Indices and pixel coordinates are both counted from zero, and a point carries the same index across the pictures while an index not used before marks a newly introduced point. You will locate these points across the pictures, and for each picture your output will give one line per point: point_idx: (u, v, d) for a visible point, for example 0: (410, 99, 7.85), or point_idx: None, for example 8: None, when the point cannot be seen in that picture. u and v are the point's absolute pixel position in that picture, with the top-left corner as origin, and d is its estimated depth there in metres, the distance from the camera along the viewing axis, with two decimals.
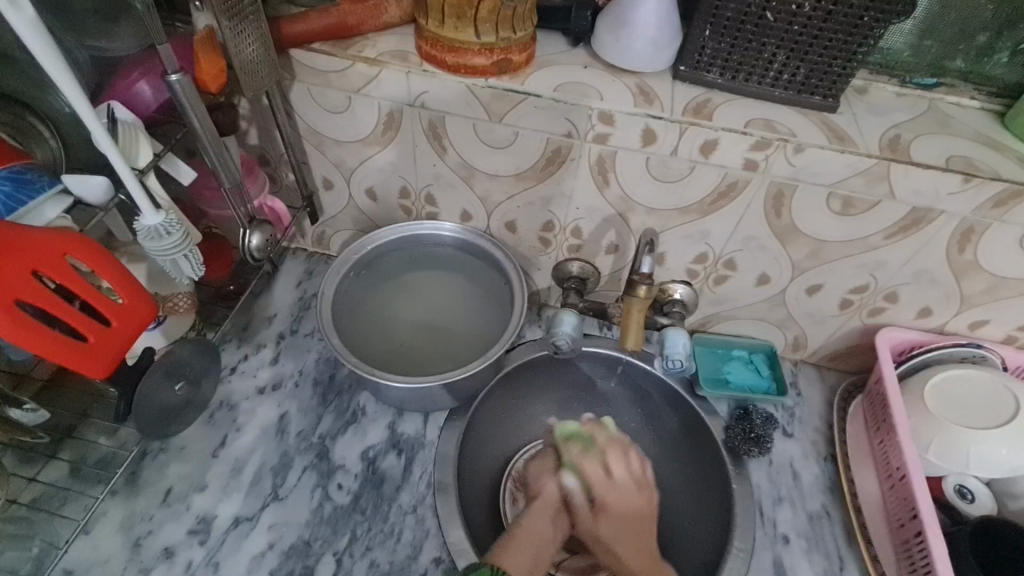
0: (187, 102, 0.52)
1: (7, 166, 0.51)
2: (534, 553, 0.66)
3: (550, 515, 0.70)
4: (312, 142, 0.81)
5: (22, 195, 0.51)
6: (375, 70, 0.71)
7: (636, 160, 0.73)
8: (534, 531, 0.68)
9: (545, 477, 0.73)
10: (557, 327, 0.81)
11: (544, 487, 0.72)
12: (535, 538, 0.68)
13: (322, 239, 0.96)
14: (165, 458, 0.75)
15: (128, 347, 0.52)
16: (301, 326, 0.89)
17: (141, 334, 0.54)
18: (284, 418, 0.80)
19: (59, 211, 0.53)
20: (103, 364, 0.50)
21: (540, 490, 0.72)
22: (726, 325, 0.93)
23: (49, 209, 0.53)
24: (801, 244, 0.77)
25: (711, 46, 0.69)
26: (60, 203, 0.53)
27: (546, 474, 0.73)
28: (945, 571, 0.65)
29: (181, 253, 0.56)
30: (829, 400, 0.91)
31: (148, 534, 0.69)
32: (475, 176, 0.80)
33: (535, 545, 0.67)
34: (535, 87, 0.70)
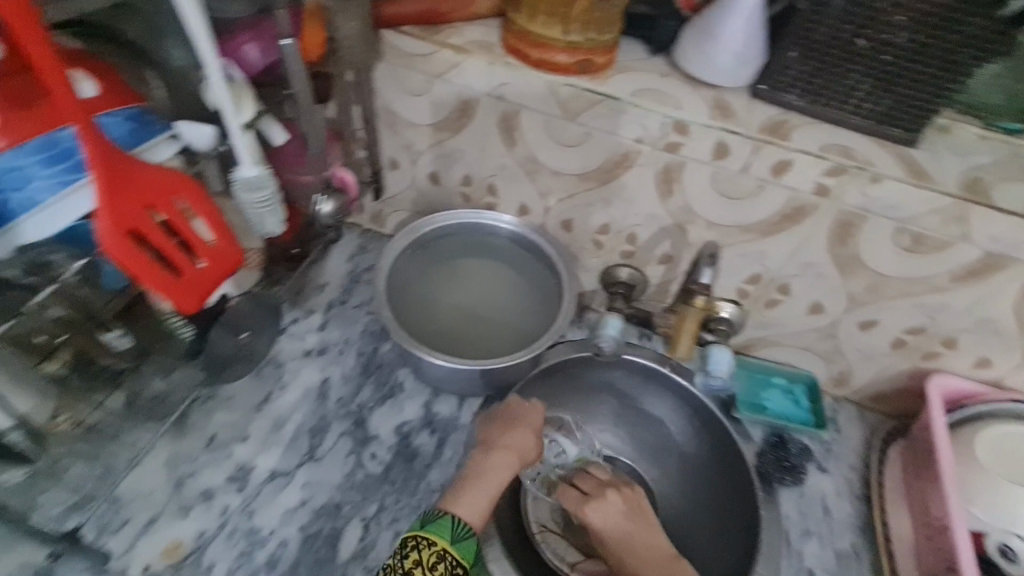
0: (293, 66, 0.55)
1: (130, 107, 0.55)
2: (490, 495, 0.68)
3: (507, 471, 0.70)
4: (386, 121, 0.84)
5: (142, 135, 0.56)
6: (460, 58, 0.73)
7: (704, 173, 0.73)
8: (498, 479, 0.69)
9: (521, 429, 0.73)
10: (602, 329, 0.83)
11: (512, 440, 0.72)
12: (487, 483, 0.69)
13: (378, 217, 0.99)
14: (211, 405, 0.78)
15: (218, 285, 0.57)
16: (350, 298, 0.92)
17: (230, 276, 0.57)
18: (325, 383, 0.83)
19: (170, 152, 0.59)
20: (194, 301, 0.54)
21: (505, 440, 0.72)
22: (768, 351, 0.92)
23: (164, 150, 0.58)
24: (861, 277, 0.76)
25: (794, 67, 0.69)
26: (173, 145, 0.59)
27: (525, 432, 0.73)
28: None
29: (270, 208, 0.59)
30: (868, 440, 0.89)
31: (191, 474, 0.73)
32: (540, 171, 0.82)
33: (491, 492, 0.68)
34: (614, 89, 0.71)
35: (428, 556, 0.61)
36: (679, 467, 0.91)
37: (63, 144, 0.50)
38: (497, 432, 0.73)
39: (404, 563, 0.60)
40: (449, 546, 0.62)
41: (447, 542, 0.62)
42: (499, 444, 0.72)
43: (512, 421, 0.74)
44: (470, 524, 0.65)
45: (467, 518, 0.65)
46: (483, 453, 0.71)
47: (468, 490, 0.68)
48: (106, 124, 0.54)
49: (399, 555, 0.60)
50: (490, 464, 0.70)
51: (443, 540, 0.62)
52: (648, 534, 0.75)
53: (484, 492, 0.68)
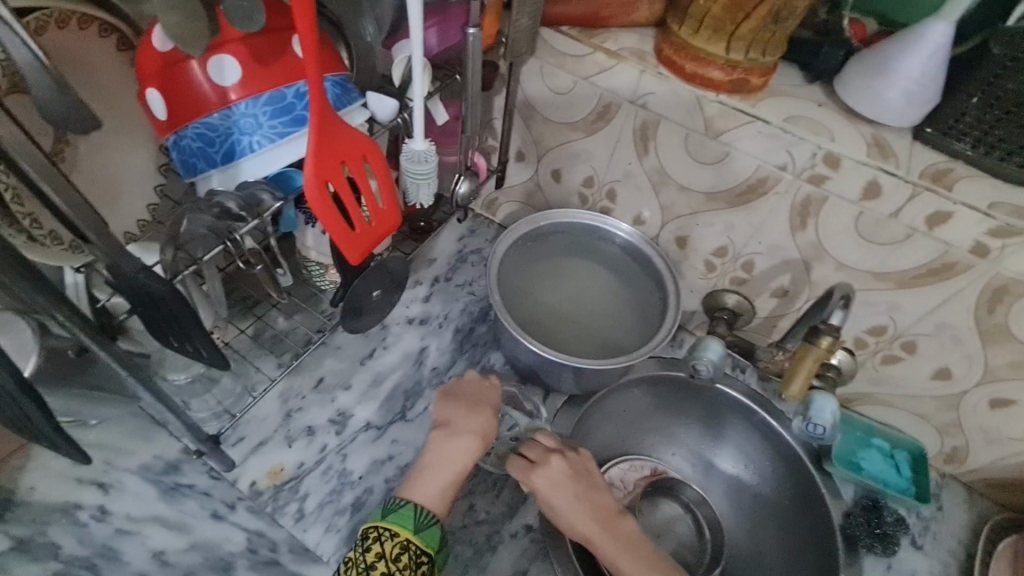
0: (472, 54, 0.58)
1: (336, 73, 0.57)
2: (446, 481, 0.67)
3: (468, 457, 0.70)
4: (523, 114, 0.87)
5: (343, 100, 0.58)
6: (612, 62, 0.74)
7: (846, 212, 0.70)
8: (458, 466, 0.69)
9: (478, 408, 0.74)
10: (701, 352, 0.80)
11: (465, 421, 0.72)
12: (445, 471, 0.68)
13: (492, 204, 1.03)
14: (323, 351, 0.85)
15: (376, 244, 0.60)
16: (455, 276, 0.97)
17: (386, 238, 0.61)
18: (424, 351, 0.88)
19: (361, 119, 0.60)
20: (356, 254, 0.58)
21: (462, 426, 0.72)
22: (873, 409, 0.87)
23: (356, 117, 0.60)
24: (1006, 350, 0.70)
25: (973, 114, 0.64)
26: (363, 114, 0.60)
27: (481, 410, 0.74)
28: None
29: (428, 181, 0.63)
30: (973, 527, 0.82)
31: (298, 409, 0.80)
32: (666, 184, 0.81)
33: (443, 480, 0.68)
34: (765, 112, 0.69)
35: (389, 548, 0.60)
36: (754, 509, 0.87)
37: (288, 100, 0.57)
38: (458, 417, 0.73)
39: (367, 556, 0.60)
40: (411, 537, 0.62)
41: (410, 531, 0.62)
42: (459, 428, 0.72)
43: (470, 400, 0.75)
44: (433, 512, 0.65)
45: (433, 510, 0.65)
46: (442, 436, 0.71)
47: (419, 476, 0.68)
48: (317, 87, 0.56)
49: (363, 548, 0.59)
50: (450, 449, 0.70)
51: (405, 530, 0.62)
52: (583, 505, 0.69)
53: (440, 479, 0.67)
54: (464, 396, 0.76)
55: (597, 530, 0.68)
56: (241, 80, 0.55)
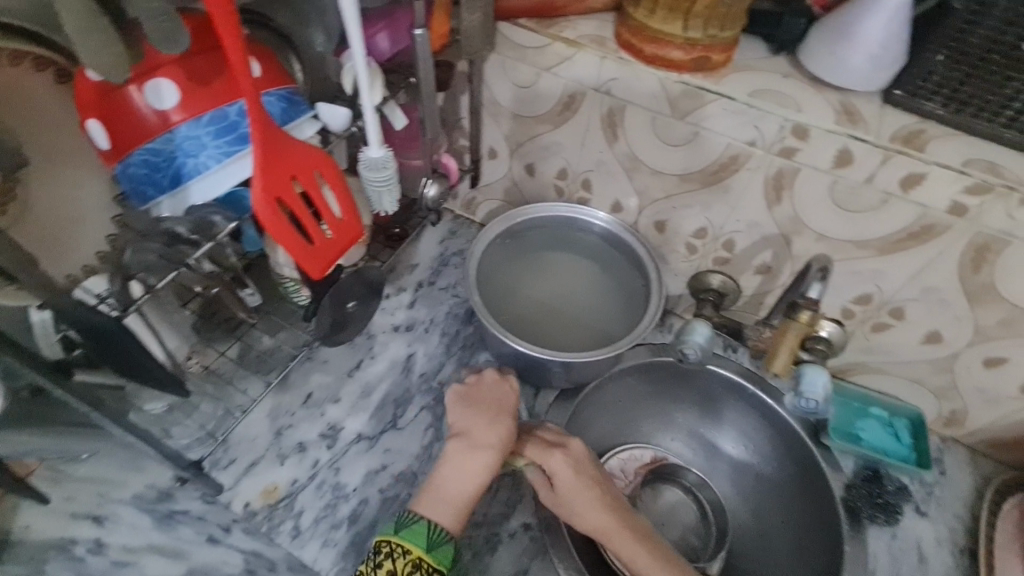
0: (422, 55, 0.57)
1: (284, 87, 0.58)
2: (459, 501, 0.69)
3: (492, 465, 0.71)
4: (490, 111, 0.86)
5: (292, 113, 0.58)
6: (571, 51, 0.73)
7: (820, 182, 0.69)
8: (475, 475, 0.70)
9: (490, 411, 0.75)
10: (687, 335, 0.80)
11: (482, 430, 0.72)
12: (461, 488, 0.69)
13: (470, 204, 1.03)
14: (310, 366, 0.85)
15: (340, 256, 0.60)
16: (438, 280, 0.96)
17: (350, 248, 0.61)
18: (411, 358, 0.88)
19: (313, 131, 0.60)
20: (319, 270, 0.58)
21: (483, 439, 0.72)
22: (869, 378, 0.86)
23: (307, 128, 0.59)
24: (994, 309, 0.69)
25: (940, 72, 0.63)
26: (315, 125, 0.60)
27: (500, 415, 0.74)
28: None
29: (389, 188, 0.62)
30: (978, 489, 0.81)
31: (288, 426, 0.79)
32: (639, 169, 0.80)
33: (459, 497, 0.69)
34: (729, 88, 0.68)
35: (402, 565, 0.63)
36: (756, 488, 0.87)
37: (231, 118, 0.56)
38: (478, 429, 0.72)
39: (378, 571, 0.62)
40: (422, 555, 0.64)
41: (422, 550, 0.64)
42: (480, 438, 0.72)
43: (492, 407, 0.76)
44: (448, 530, 0.67)
45: (449, 526, 0.67)
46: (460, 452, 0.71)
47: (435, 492, 0.69)
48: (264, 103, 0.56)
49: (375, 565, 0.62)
50: (466, 457, 0.71)
51: (418, 548, 0.65)
52: (604, 506, 0.69)
53: (457, 494, 0.69)
54: (484, 402, 0.76)
55: (619, 532, 0.68)
56: (181, 102, 0.55)
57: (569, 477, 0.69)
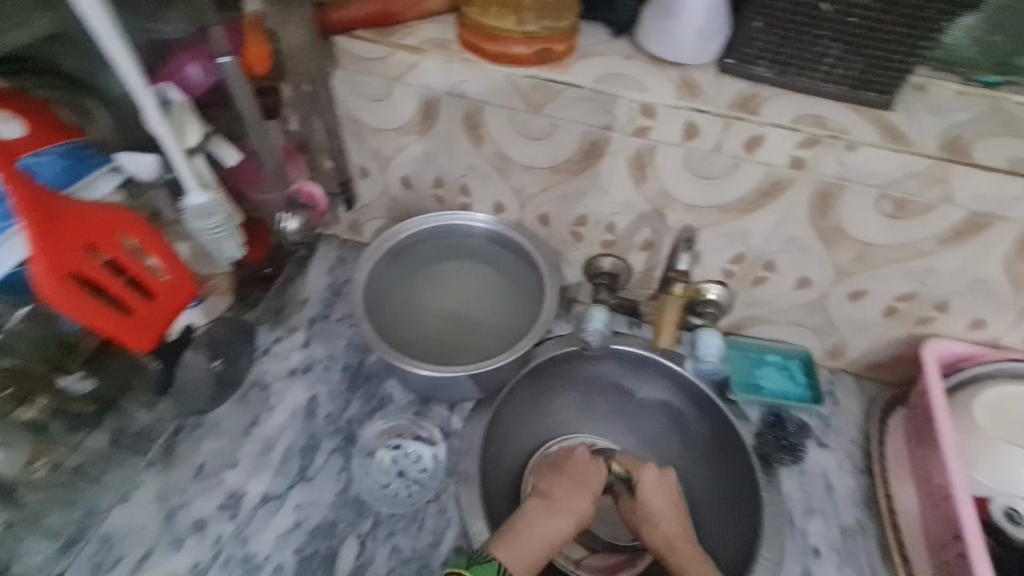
0: (235, 85, 0.53)
1: (64, 143, 0.55)
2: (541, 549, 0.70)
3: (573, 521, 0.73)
4: (350, 129, 0.82)
5: (81, 169, 0.56)
6: (415, 58, 0.71)
7: (676, 155, 0.71)
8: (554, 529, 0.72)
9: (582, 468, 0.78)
10: (586, 323, 0.81)
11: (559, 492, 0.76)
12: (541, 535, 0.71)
13: (354, 227, 0.97)
14: (199, 434, 0.77)
15: (168, 321, 0.57)
16: (332, 312, 0.91)
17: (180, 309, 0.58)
18: (313, 401, 0.82)
19: (110, 187, 0.57)
20: (147, 338, 0.55)
21: (557, 494, 0.75)
22: (761, 329, 0.90)
23: (103, 184, 0.57)
24: (847, 248, 0.74)
25: (761, 39, 0.66)
26: (114, 179, 0.57)
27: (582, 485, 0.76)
28: None
29: (224, 234, 0.58)
30: (867, 411, 0.88)
31: (182, 505, 0.72)
32: (510, 167, 0.80)
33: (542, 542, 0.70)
34: (576, 77, 0.69)
35: None
36: (679, 454, 0.89)
37: None
38: (555, 488, 0.76)
39: None
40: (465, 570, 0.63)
41: None
42: (564, 503, 0.74)
43: (575, 480, 0.77)
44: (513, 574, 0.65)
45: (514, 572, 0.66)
46: (542, 506, 0.74)
47: (527, 537, 0.70)
48: (34, 166, 0.53)
49: None
50: (537, 519, 0.72)
51: None
52: (676, 515, 0.74)
53: (534, 546, 0.69)
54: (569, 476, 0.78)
55: (683, 541, 0.72)
56: None
57: (657, 487, 0.76)
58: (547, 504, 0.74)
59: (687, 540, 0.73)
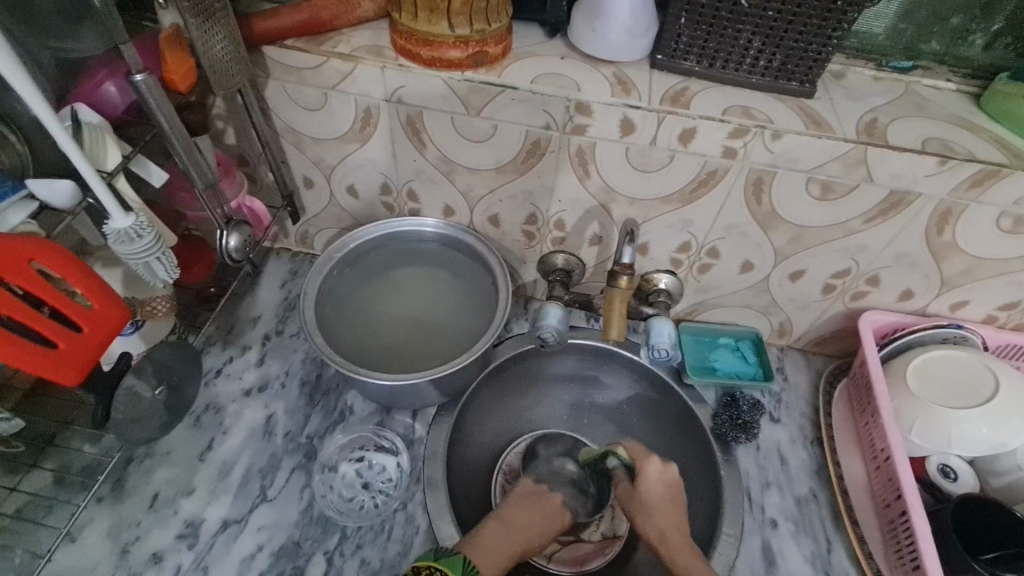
0: (155, 102, 0.52)
1: None
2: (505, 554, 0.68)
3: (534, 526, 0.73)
4: (290, 140, 0.81)
5: None
6: (349, 66, 0.70)
7: (616, 151, 0.73)
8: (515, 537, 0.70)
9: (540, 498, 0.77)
10: (542, 320, 0.81)
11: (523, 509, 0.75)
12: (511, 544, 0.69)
13: (304, 239, 0.96)
14: (151, 463, 0.74)
15: (101, 351, 0.53)
16: (286, 327, 0.89)
17: (113, 339, 0.54)
18: (271, 420, 0.80)
19: (22, 217, 0.53)
20: (76, 373, 0.51)
21: (518, 520, 0.72)
22: (712, 314, 0.94)
23: (13, 215, 0.52)
24: (782, 231, 0.78)
25: (686, 34, 0.68)
26: (26, 208, 0.53)
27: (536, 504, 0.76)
28: (931, 561, 0.65)
29: (153, 256, 0.56)
30: (815, 384, 0.92)
31: (136, 539, 0.69)
32: (456, 171, 0.80)
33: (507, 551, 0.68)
34: (512, 79, 0.70)
35: None
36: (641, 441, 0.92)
37: None
38: (517, 514, 0.72)
39: None
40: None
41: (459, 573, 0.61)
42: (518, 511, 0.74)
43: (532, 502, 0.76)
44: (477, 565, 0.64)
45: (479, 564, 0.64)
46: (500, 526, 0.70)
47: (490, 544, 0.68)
48: None
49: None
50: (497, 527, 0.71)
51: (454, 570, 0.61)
52: (672, 509, 0.71)
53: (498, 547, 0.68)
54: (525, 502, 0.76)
55: (679, 537, 0.68)
56: None
57: (657, 479, 0.72)
58: (508, 526, 0.70)
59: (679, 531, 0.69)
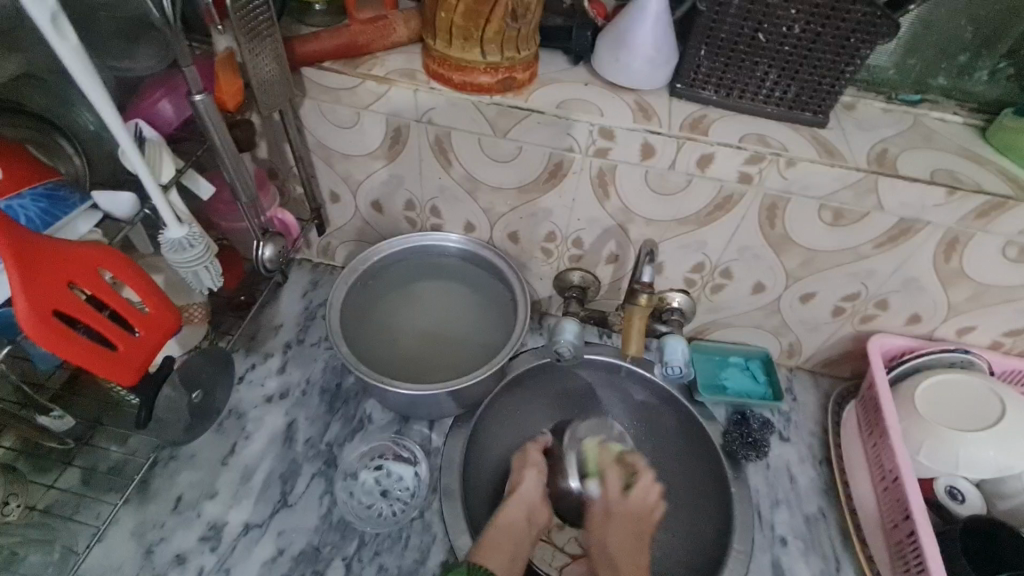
0: (210, 120, 0.55)
1: (41, 184, 0.54)
2: (511, 551, 0.73)
3: (524, 511, 0.79)
4: (321, 155, 0.84)
5: (58, 211, 0.55)
6: (384, 87, 0.73)
7: (635, 174, 0.76)
8: (515, 526, 0.76)
9: (527, 467, 0.83)
10: (558, 336, 0.83)
11: (522, 480, 0.82)
12: (516, 535, 0.75)
13: (327, 250, 0.99)
14: (175, 466, 0.76)
15: (154, 355, 0.55)
16: (307, 336, 0.91)
17: (166, 343, 0.57)
18: (292, 426, 0.82)
19: (90, 226, 0.58)
20: (132, 373, 0.53)
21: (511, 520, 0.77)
22: (722, 333, 0.96)
23: (81, 224, 0.57)
24: (794, 254, 0.80)
25: (705, 65, 0.72)
26: (93, 217, 0.58)
27: (527, 469, 0.83)
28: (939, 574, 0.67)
29: (201, 265, 0.60)
30: (824, 404, 0.94)
31: (160, 540, 0.70)
32: (479, 189, 0.83)
33: (516, 542, 0.74)
34: (538, 103, 0.73)
35: None
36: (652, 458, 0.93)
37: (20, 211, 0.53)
38: (506, 516, 0.77)
39: None
40: None
41: None
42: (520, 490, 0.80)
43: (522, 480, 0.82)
44: (488, 567, 0.68)
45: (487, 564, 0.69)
46: (500, 530, 0.74)
47: (495, 535, 0.73)
48: (15, 209, 0.52)
49: None
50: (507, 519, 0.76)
51: None
52: (632, 536, 0.82)
53: (503, 545, 0.72)
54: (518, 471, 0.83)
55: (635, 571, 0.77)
56: None
57: (626, 514, 0.83)
58: (504, 528, 0.75)
59: (631, 564, 0.78)
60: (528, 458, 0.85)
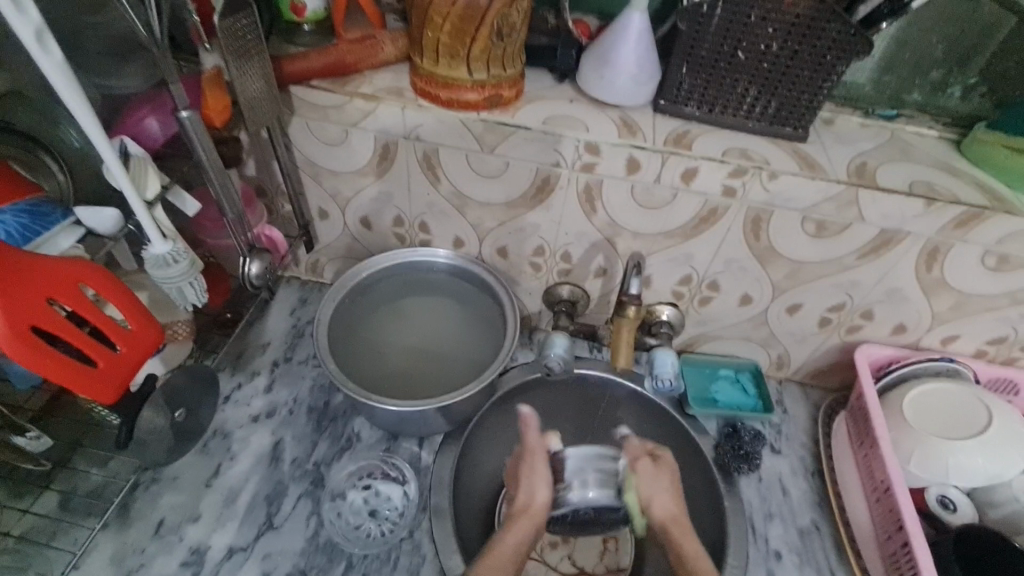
0: (196, 136, 0.55)
1: (23, 200, 0.54)
2: None
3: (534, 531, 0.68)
4: (309, 173, 0.84)
5: (37, 227, 0.54)
6: (372, 105, 0.74)
7: (622, 188, 0.77)
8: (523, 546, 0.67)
9: (535, 480, 0.71)
10: (548, 350, 0.83)
11: (525, 491, 0.71)
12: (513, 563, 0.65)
13: (315, 267, 0.98)
14: (157, 489, 0.74)
15: (135, 372, 0.55)
16: (296, 353, 0.90)
17: (148, 360, 0.56)
18: (278, 446, 0.80)
19: (72, 240, 0.57)
20: (112, 391, 0.53)
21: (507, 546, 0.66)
22: (712, 345, 0.96)
23: (63, 239, 0.56)
24: (780, 266, 0.81)
25: (687, 82, 0.73)
26: (74, 233, 0.57)
27: (536, 482, 0.71)
28: None
29: (186, 281, 0.60)
30: (814, 416, 0.94)
31: (140, 566, 0.68)
32: (467, 205, 0.83)
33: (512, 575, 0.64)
34: (524, 120, 0.74)
35: None
36: None
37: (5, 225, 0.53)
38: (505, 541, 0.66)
39: None
40: None
41: None
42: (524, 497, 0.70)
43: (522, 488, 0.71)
44: None
45: None
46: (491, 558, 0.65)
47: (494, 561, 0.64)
48: None
49: None
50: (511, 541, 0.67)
51: None
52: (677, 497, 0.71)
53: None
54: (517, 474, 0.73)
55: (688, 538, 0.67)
56: None
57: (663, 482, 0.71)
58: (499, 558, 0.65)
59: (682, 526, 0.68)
60: (535, 462, 0.73)
